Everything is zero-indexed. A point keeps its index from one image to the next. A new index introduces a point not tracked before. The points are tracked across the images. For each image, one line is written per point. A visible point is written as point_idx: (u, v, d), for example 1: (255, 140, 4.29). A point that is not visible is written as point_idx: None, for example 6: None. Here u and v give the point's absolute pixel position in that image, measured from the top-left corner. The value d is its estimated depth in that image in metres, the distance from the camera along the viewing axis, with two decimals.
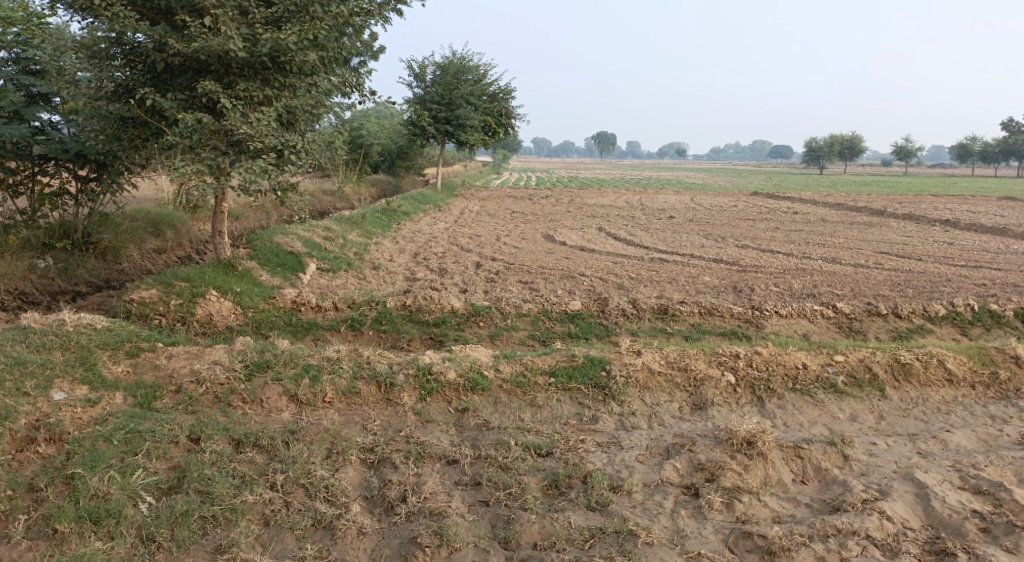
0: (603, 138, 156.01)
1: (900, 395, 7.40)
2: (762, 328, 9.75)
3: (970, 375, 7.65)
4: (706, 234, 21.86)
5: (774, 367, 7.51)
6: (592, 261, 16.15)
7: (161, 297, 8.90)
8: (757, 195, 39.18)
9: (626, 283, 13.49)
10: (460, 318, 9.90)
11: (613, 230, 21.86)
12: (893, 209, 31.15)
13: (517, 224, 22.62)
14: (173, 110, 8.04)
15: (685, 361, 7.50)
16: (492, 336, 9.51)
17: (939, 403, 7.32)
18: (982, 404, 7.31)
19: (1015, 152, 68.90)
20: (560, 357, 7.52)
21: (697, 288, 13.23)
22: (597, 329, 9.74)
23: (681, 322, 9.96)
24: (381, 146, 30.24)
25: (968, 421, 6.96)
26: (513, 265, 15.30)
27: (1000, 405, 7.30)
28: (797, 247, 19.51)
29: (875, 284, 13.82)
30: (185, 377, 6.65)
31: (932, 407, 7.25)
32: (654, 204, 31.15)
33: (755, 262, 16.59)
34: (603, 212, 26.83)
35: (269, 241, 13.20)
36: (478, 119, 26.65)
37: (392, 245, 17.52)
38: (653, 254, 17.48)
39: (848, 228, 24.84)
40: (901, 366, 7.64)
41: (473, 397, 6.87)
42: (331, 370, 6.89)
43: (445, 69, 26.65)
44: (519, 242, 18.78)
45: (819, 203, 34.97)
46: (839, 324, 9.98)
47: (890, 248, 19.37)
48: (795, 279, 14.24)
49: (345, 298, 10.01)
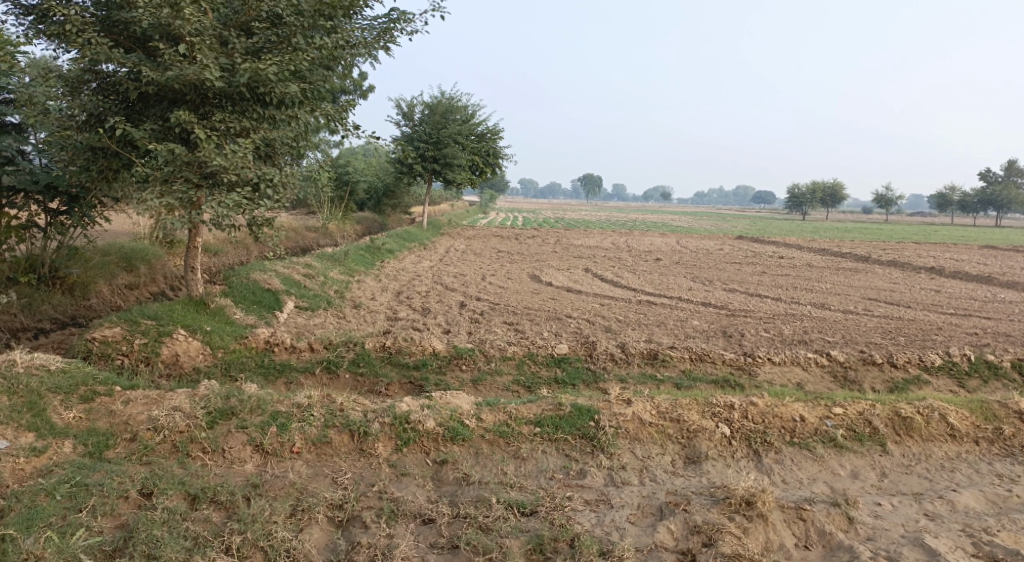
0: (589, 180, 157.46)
1: (901, 450, 7.06)
2: (755, 376, 9.42)
3: (973, 430, 7.34)
4: (693, 277, 21.69)
5: (770, 419, 7.15)
6: (579, 303, 15.85)
7: (125, 336, 8.44)
8: (743, 239, 39.35)
9: (614, 326, 13.17)
10: (442, 361, 9.49)
11: (600, 272, 21.64)
12: (877, 256, 31.31)
13: (503, 264, 22.35)
14: (144, 140, 7.71)
15: (678, 411, 7.12)
16: (475, 381, 9.10)
17: (943, 460, 6.97)
18: (987, 461, 6.98)
19: (993, 201, 70.26)
20: (545, 405, 7.12)
21: (686, 332, 12.93)
22: (585, 374, 9.36)
23: (671, 368, 9.61)
24: (367, 183, 30.05)
25: (974, 479, 6.62)
26: (498, 306, 14.95)
27: (1006, 462, 6.97)
28: (785, 292, 19.36)
29: (866, 332, 13.60)
30: (142, 424, 6.18)
31: (935, 463, 6.91)
32: (640, 246, 31.10)
33: (744, 306, 16.36)
34: (590, 253, 26.66)
35: (246, 278, 12.78)
36: (465, 158, 26.58)
37: (375, 283, 17.13)
38: (641, 296, 17.21)
39: (834, 273, 24.83)
40: (902, 420, 7.32)
41: (453, 448, 6.43)
42: (301, 418, 6.44)
43: (433, 108, 26.66)
44: (504, 282, 18.47)
45: (804, 248, 35.12)
46: (833, 373, 9.68)
47: (878, 295, 19.27)
48: (785, 325, 14.00)
49: (321, 338, 9.59)
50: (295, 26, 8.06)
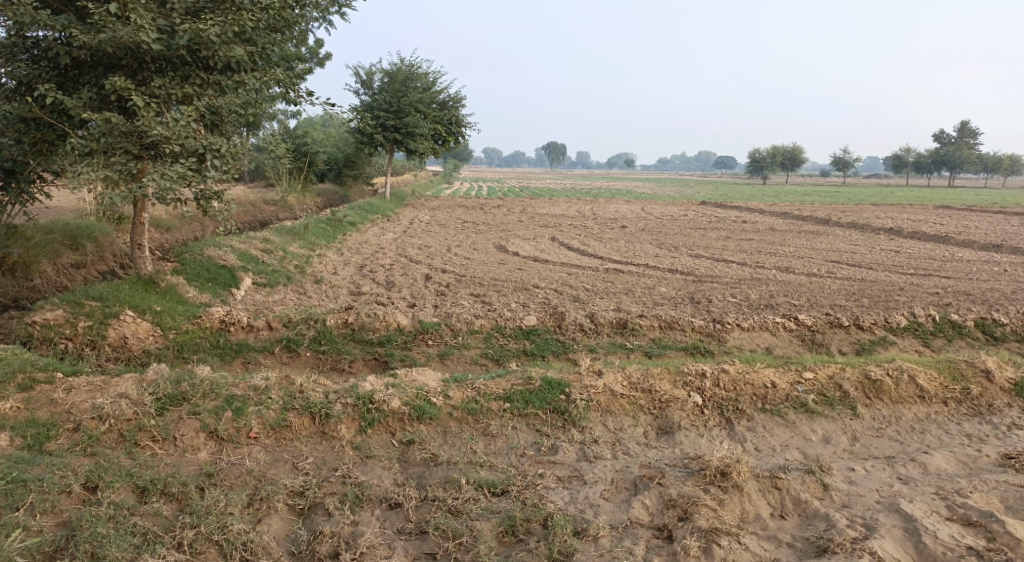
0: (552, 148, 156.46)
1: (872, 414, 7.05)
2: (724, 342, 9.35)
3: (941, 391, 7.36)
4: (660, 244, 21.64)
5: (742, 386, 7.06)
6: (546, 272, 15.64)
7: (68, 319, 7.93)
8: (706, 204, 39.50)
9: (582, 295, 13.00)
10: (407, 336, 9.20)
11: (566, 240, 21.42)
12: (838, 218, 31.73)
13: (468, 234, 21.99)
14: (77, 109, 7.11)
15: (649, 382, 6.98)
16: (441, 356, 8.84)
17: (913, 422, 6.98)
18: (955, 421, 7.02)
19: (946, 163, 71.84)
20: (515, 380, 6.91)
21: (655, 300, 12.83)
22: (554, 345, 9.17)
23: (640, 337, 9.48)
24: (326, 154, 29.20)
25: (943, 440, 6.64)
26: (464, 277, 14.65)
27: (974, 422, 7.01)
28: (750, 256, 19.42)
29: (832, 294, 13.67)
30: (86, 412, 5.77)
31: (906, 426, 6.91)
32: (605, 213, 30.94)
33: (710, 272, 16.34)
34: (556, 222, 26.43)
35: (199, 254, 12.22)
36: (427, 127, 25.94)
37: (336, 257, 16.66)
38: (608, 264, 17.07)
39: (796, 236, 25.04)
40: (872, 383, 7.31)
41: (420, 427, 6.19)
42: (258, 401, 6.12)
43: (393, 76, 25.87)
44: (469, 253, 18.14)
45: (767, 212, 35.42)
46: (801, 337, 9.66)
47: (840, 257, 19.47)
48: (752, 290, 14.00)
49: (280, 316, 9.21)
50: None
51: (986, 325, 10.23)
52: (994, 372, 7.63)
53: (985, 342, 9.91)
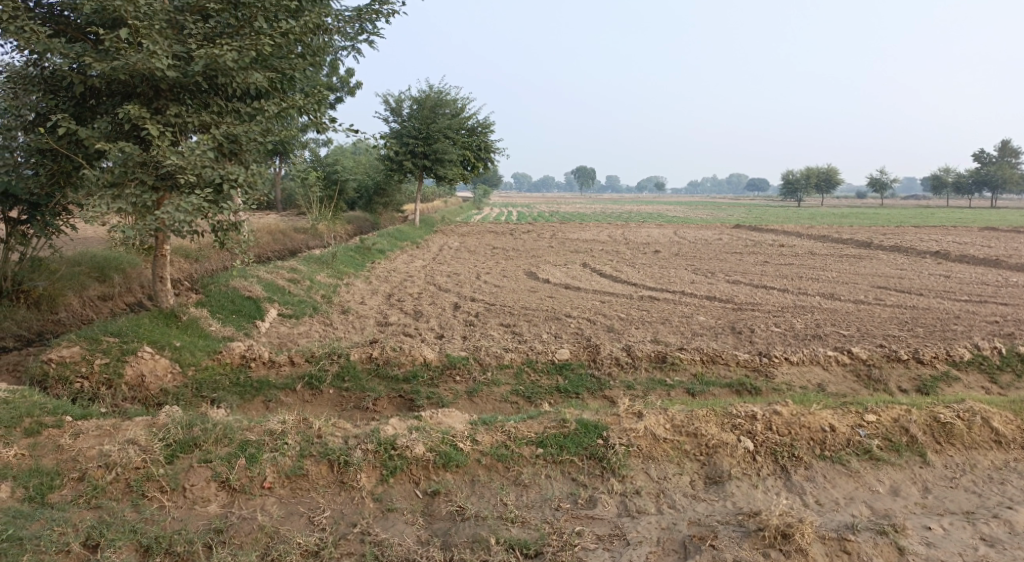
0: (581, 172, 156.45)
1: (943, 461, 6.38)
2: (772, 377, 8.72)
3: (1020, 435, 6.67)
4: (695, 269, 21.00)
5: (797, 430, 6.46)
6: (578, 300, 15.14)
7: (85, 356, 7.69)
8: (741, 228, 38.62)
9: (617, 325, 12.46)
10: (434, 371, 8.78)
11: (598, 266, 20.90)
12: (879, 240, 30.65)
13: (498, 261, 21.61)
14: (92, 140, 6.96)
15: (695, 424, 6.41)
16: (470, 393, 8.40)
17: (991, 470, 6.30)
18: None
19: (988, 183, 69.51)
20: (548, 422, 6.42)
21: (693, 330, 12.24)
22: (588, 382, 8.65)
23: (681, 372, 8.90)
24: (356, 181, 29.23)
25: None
26: (494, 306, 14.23)
27: None
28: (791, 282, 18.66)
29: (882, 323, 12.92)
30: (92, 460, 5.42)
31: (983, 475, 6.23)
32: (637, 238, 30.34)
33: (750, 299, 15.67)
34: (587, 247, 25.92)
35: (225, 285, 12.01)
36: (456, 153, 25.80)
37: (364, 285, 16.38)
38: (642, 291, 16.51)
39: (837, 260, 24.15)
40: (941, 426, 6.64)
41: (446, 476, 5.72)
42: (273, 447, 5.71)
43: (422, 103, 25.84)
44: (499, 280, 17.73)
45: (804, 235, 34.45)
46: (856, 372, 8.98)
47: (887, 282, 18.60)
48: (796, 318, 13.32)
49: (302, 350, 8.87)
50: (256, 8, 7.41)
51: None
52: None
53: None
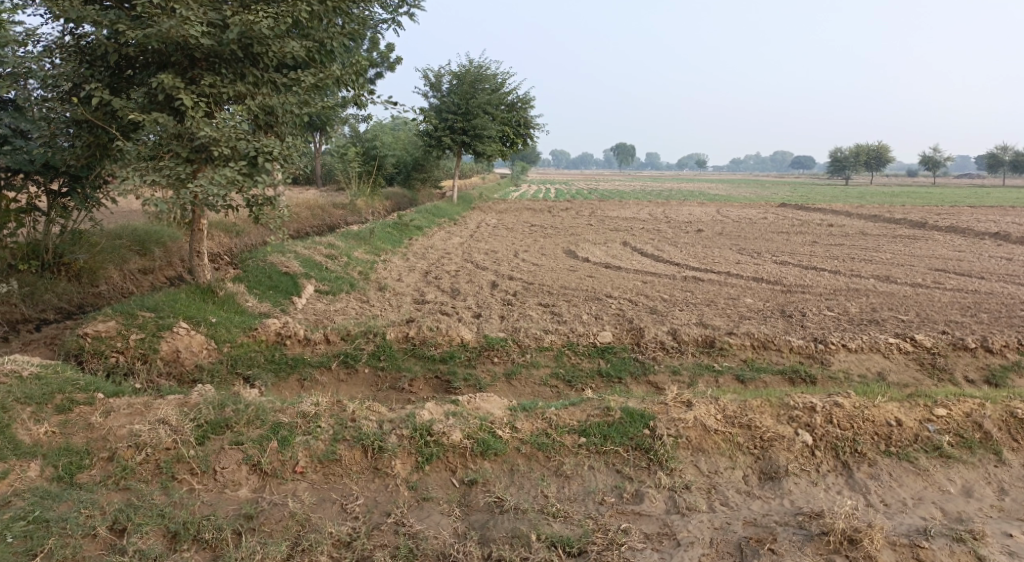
0: (621, 149, 154.18)
1: (1022, 460, 5.87)
2: (829, 366, 8.24)
3: None
4: (740, 249, 20.33)
5: (860, 423, 6.02)
6: (619, 280, 14.71)
7: (120, 331, 7.62)
8: (786, 206, 37.40)
9: (660, 306, 12.03)
10: (472, 352, 8.51)
11: (638, 245, 20.37)
12: (935, 221, 29.33)
13: (536, 238, 21.24)
14: (125, 110, 6.79)
15: (748, 415, 6.02)
16: (508, 376, 8.12)
17: None
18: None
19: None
20: (591, 410, 6.10)
21: (741, 313, 11.74)
22: (632, 366, 8.30)
23: (730, 358, 8.47)
24: (395, 157, 29.07)
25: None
26: (533, 285, 13.91)
27: None
28: (842, 264, 17.87)
29: (943, 308, 12.22)
30: (122, 440, 5.30)
31: None
32: (679, 216, 29.60)
33: (800, 281, 15.01)
34: (628, 226, 25.35)
35: (262, 261, 11.92)
36: (496, 129, 25.38)
37: (401, 262, 16.21)
38: (686, 272, 15.99)
39: (890, 241, 23.13)
40: (1020, 422, 6.11)
41: (484, 465, 5.45)
42: (306, 430, 5.52)
43: (461, 77, 25.44)
44: (538, 259, 17.38)
45: (853, 214, 33.21)
46: (920, 361, 8.42)
47: (945, 265, 17.66)
48: (850, 302, 12.69)
49: (338, 328, 8.68)
50: None
51: None
52: None
53: None
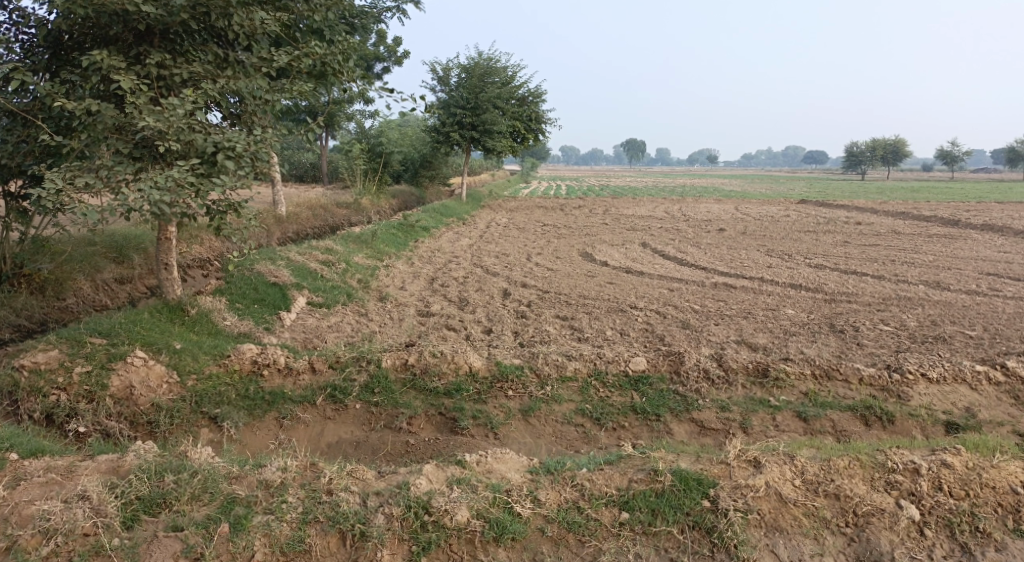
0: (632, 146, 152.49)
1: None
2: (907, 401, 6.92)
3: None
4: (769, 251, 18.94)
5: (978, 490, 4.62)
6: (643, 288, 13.37)
7: (63, 363, 6.46)
8: (808, 203, 35.78)
9: (693, 320, 10.71)
10: (481, 383, 7.26)
11: (659, 246, 18.99)
12: (967, 218, 27.72)
13: (550, 239, 19.92)
14: (55, 98, 5.62)
15: (835, 481, 4.73)
16: (525, 413, 6.93)
17: None
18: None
19: None
20: (633, 473, 4.82)
21: (784, 327, 10.41)
22: (671, 401, 7.04)
23: (787, 391, 7.17)
24: (401, 154, 27.79)
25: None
26: (549, 294, 12.60)
27: None
28: (883, 267, 16.40)
29: (1012, 320, 10.80)
30: (27, 524, 4.07)
31: None
32: (697, 214, 28.22)
33: (842, 288, 13.63)
34: (645, 224, 23.98)
35: (248, 270, 10.72)
36: (506, 124, 24.09)
37: (406, 267, 14.98)
38: (715, 277, 14.63)
39: (927, 241, 21.62)
40: None
41: (500, 555, 4.23)
42: (267, 508, 4.31)
43: (471, 71, 24.13)
44: (552, 262, 16.07)
45: (880, 211, 31.62)
46: (1014, 394, 7.02)
47: (995, 267, 16.15)
48: (905, 314, 11.31)
49: (326, 355, 7.50)
50: None
51: None
52: None
53: None
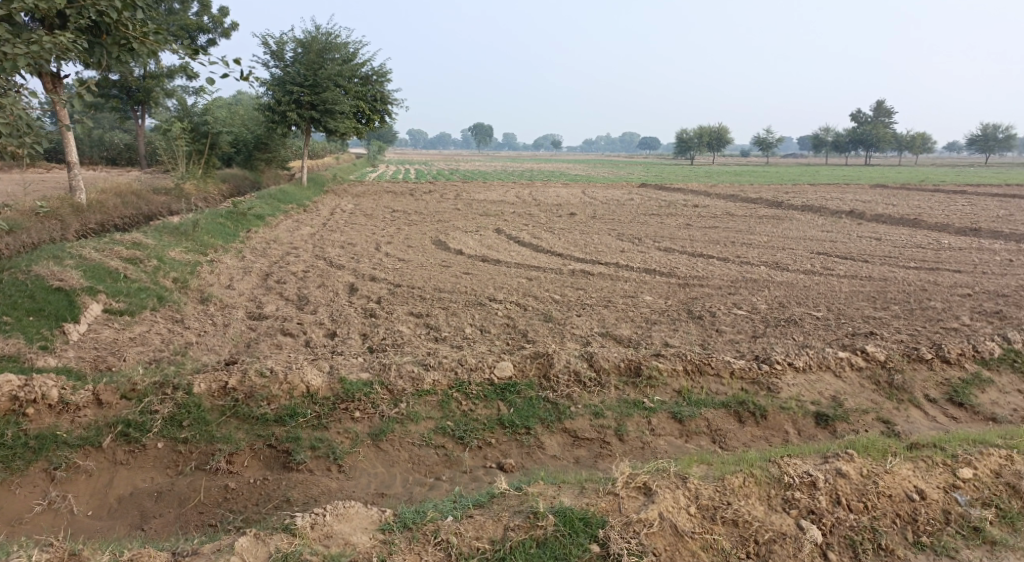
0: (479, 131, 152.88)
1: None
2: (778, 393, 6.68)
3: None
4: (620, 235, 19.03)
5: (876, 500, 4.27)
6: (500, 278, 12.62)
7: None
8: (648, 187, 37.05)
9: (555, 311, 10.12)
10: (322, 405, 6.11)
11: (514, 232, 18.38)
12: (788, 200, 29.87)
13: (399, 227, 18.67)
14: None
15: (732, 504, 4.19)
16: (374, 437, 5.90)
17: None
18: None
19: (863, 141, 71.36)
20: (508, 519, 4.02)
21: (646, 315, 10.12)
22: (541, 411, 6.31)
23: (661, 390, 6.70)
24: (231, 134, 25.10)
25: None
26: (400, 288, 11.49)
27: None
28: (726, 249, 16.93)
29: (849, 299, 11.26)
30: None
31: None
32: (547, 198, 28.16)
33: (693, 271, 13.74)
34: (498, 209, 23.38)
35: (24, 272, 8.66)
36: (349, 104, 22.34)
37: (235, 262, 13.20)
38: (572, 264, 14.24)
39: (759, 222, 22.90)
40: None
41: None
42: None
43: (307, 45, 22.10)
44: (403, 252, 14.92)
45: (713, 194, 33.40)
46: (874, 379, 7.01)
47: (822, 247, 17.20)
48: (755, 297, 11.47)
49: (119, 382, 5.99)
50: None
51: None
52: None
53: None
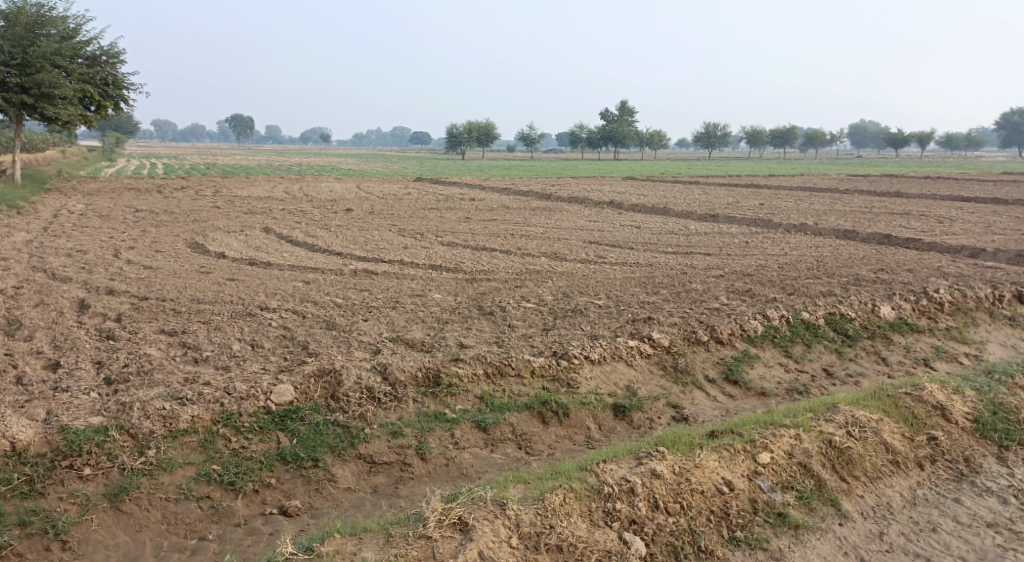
0: (238, 121, 141.65)
1: (858, 508, 4.50)
2: (578, 389, 6.56)
3: (910, 450, 5.04)
4: (400, 230, 18.37)
5: (690, 499, 4.20)
6: (272, 283, 11.28)
7: None
8: (423, 181, 36.69)
9: (338, 317, 9.18)
10: (36, 467, 4.69)
11: (284, 231, 16.79)
12: (556, 191, 31.47)
13: (145, 228, 16.11)
14: None
15: (555, 527, 3.83)
16: (115, 500, 4.66)
17: (910, 514, 4.51)
18: (951, 496, 4.71)
19: (614, 137, 78.33)
20: None
21: (436, 315, 9.62)
22: (331, 437, 5.48)
23: (462, 398, 6.21)
24: None
25: (976, 521, 4.46)
26: (147, 302, 9.69)
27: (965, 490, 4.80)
28: (506, 242, 17.09)
29: (625, 285, 11.81)
30: None
31: (908, 523, 4.42)
32: (320, 193, 26.52)
33: (478, 266, 13.55)
34: (265, 207, 21.38)
35: None
36: (72, 87, 18.81)
37: None
38: (353, 264, 13.28)
39: (533, 214, 23.68)
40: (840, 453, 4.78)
41: None
42: None
43: (10, 14, 18.14)
44: (151, 258, 12.78)
45: (488, 186, 34.13)
46: (662, 365, 7.22)
47: (593, 236, 18.13)
48: (540, 289, 11.54)
49: None
50: None
51: (836, 321, 8.45)
52: (946, 408, 5.49)
53: (844, 344, 8.08)
